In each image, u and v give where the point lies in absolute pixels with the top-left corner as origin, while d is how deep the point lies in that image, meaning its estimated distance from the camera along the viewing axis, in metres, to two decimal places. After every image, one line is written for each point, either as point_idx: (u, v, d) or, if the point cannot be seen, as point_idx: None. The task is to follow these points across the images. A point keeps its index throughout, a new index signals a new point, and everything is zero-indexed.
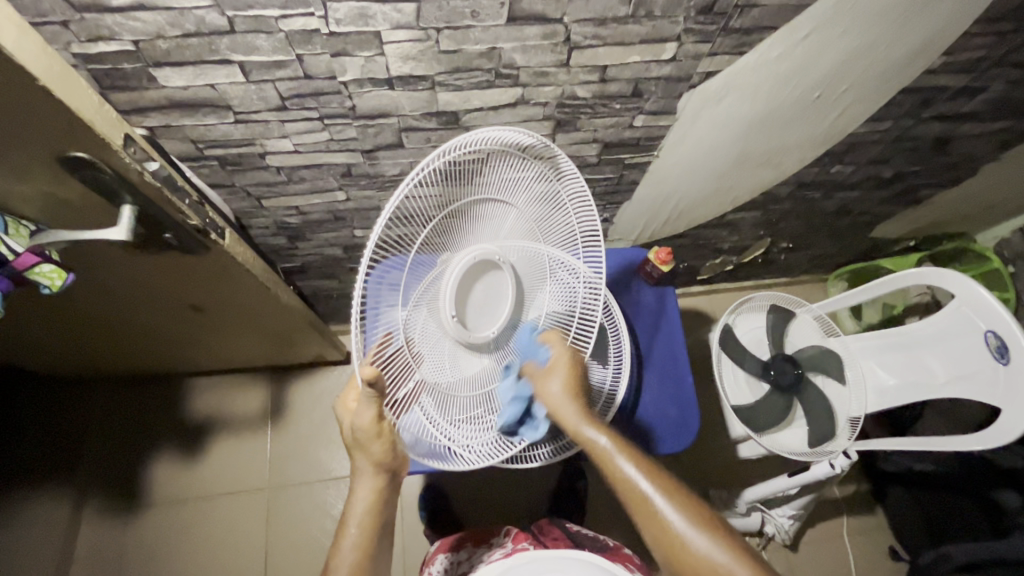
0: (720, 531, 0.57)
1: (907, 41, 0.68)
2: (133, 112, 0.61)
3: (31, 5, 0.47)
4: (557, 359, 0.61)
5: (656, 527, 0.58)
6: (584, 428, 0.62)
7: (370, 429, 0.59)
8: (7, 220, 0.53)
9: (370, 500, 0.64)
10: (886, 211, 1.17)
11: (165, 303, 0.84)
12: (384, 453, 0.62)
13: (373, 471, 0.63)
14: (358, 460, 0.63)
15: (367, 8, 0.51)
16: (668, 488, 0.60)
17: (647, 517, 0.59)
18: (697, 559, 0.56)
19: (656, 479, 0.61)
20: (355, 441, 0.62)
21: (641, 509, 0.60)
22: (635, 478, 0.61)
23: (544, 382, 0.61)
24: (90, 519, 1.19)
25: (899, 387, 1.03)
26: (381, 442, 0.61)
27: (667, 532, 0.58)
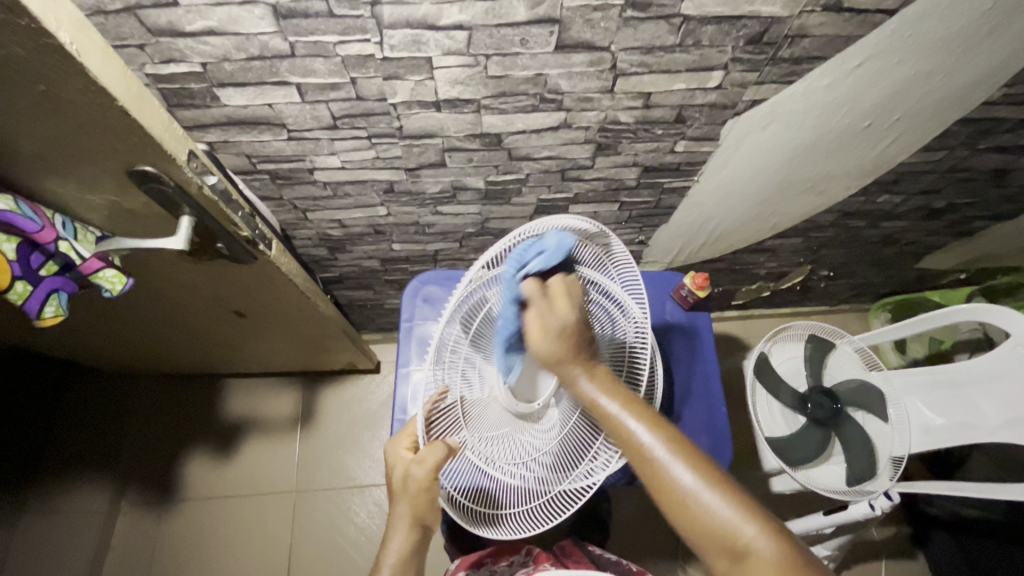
0: (745, 500, 0.48)
1: (966, 73, 0.66)
2: (196, 128, 0.65)
3: (113, 29, 0.51)
4: (554, 320, 0.54)
5: (662, 489, 0.49)
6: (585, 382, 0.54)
7: (423, 479, 0.58)
8: (77, 227, 0.58)
9: (402, 554, 0.58)
10: (936, 242, 1.13)
11: (210, 308, 0.87)
12: (425, 507, 0.59)
13: (410, 523, 0.59)
14: (397, 509, 0.59)
15: (421, 35, 0.53)
16: (679, 447, 0.51)
17: (655, 478, 0.50)
18: (710, 524, 0.47)
19: (664, 434, 0.51)
20: (402, 488, 0.60)
21: (646, 470, 0.51)
22: (638, 433, 0.51)
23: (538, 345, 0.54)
24: (126, 512, 1.23)
25: (946, 427, 0.97)
26: (428, 494, 0.59)
27: (678, 495, 0.48)
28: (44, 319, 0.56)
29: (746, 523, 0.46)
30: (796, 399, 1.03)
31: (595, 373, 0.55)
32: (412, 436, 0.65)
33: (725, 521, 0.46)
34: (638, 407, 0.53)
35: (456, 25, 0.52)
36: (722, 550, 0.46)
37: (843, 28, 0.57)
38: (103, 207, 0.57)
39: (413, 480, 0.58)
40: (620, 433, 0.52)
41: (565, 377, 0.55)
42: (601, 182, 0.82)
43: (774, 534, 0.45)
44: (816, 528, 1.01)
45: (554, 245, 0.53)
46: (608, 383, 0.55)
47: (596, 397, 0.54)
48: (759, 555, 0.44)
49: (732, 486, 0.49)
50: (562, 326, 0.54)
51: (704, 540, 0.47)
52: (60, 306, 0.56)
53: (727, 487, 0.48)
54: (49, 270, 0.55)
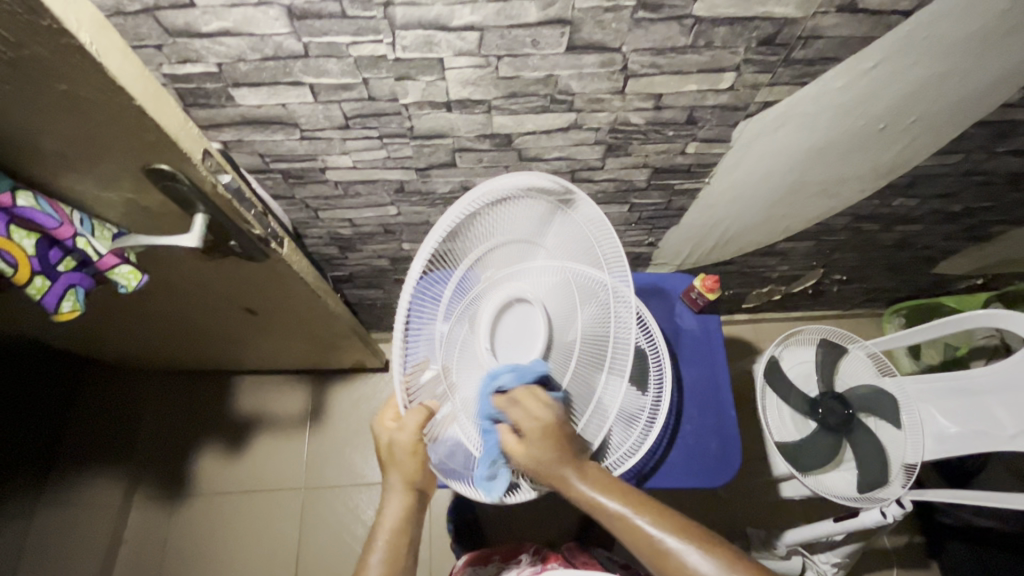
0: (736, 554, 0.52)
1: (984, 74, 0.64)
2: (211, 127, 0.66)
3: (132, 30, 0.52)
4: (533, 425, 0.56)
5: (660, 562, 0.53)
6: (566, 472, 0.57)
7: (410, 442, 0.60)
8: (94, 224, 0.59)
9: (398, 521, 0.61)
10: (952, 247, 1.11)
11: (222, 305, 0.88)
12: (418, 470, 0.62)
13: (405, 486, 0.62)
14: (390, 477, 0.62)
15: (433, 36, 0.53)
16: (667, 517, 0.55)
17: (652, 555, 0.53)
18: None
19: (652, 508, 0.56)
20: (391, 455, 0.61)
21: (644, 549, 0.54)
22: (626, 513, 0.55)
23: (518, 448, 0.57)
24: (137, 505, 1.25)
25: (961, 435, 0.95)
26: (419, 456, 0.61)
27: (677, 565, 0.52)
28: (63, 314, 0.58)
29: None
30: (807, 403, 1.02)
31: (576, 466, 0.58)
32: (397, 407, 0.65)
33: None
34: (625, 491, 0.57)
35: (468, 26, 0.52)
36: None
37: (858, 29, 0.56)
38: (120, 205, 0.58)
39: (401, 444, 0.59)
40: (613, 520, 0.56)
41: (553, 475, 0.57)
42: (611, 183, 0.82)
43: None
44: (825, 535, 1.00)
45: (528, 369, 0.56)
46: (592, 471, 0.58)
47: (584, 492, 0.57)
48: None
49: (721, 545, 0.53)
50: (543, 431, 0.56)
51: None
52: (77, 301, 0.57)
53: (718, 546, 0.53)
54: (67, 266, 0.56)
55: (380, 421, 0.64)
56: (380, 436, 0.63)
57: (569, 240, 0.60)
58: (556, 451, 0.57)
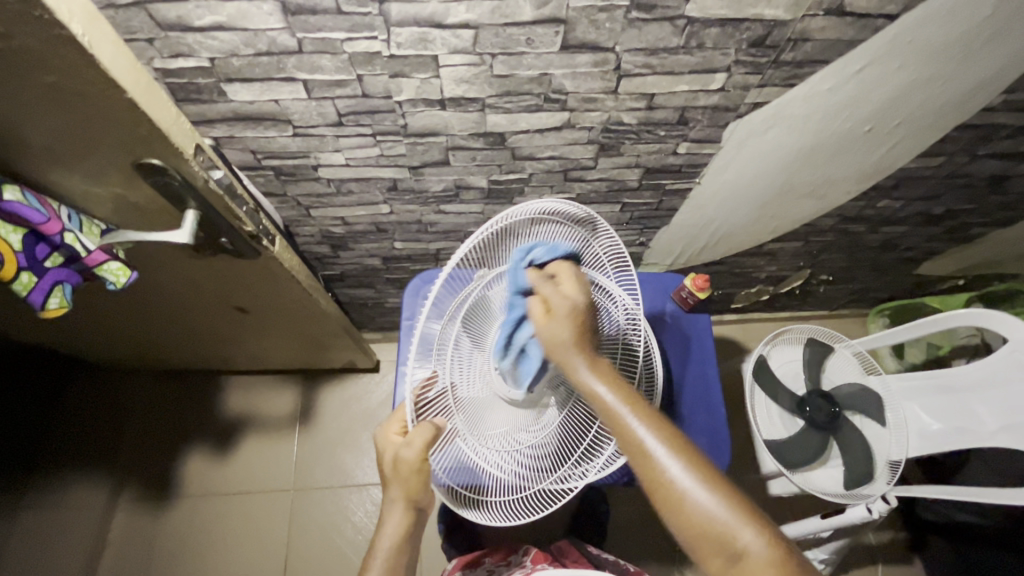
0: (741, 500, 0.48)
1: (966, 78, 0.66)
2: (202, 122, 0.65)
3: (123, 23, 0.51)
4: (565, 300, 0.55)
5: (658, 488, 0.49)
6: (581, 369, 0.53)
7: (413, 462, 0.59)
8: (82, 220, 0.58)
9: (396, 538, 0.61)
10: (935, 248, 1.14)
11: (212, 304, 0.87)
12: (419, 488, 0.61)
13: (405, 504, 0.61)
14: (391, 494, 0.61)
15: (428, 33, 0.53)
16: (679, 445, 0.50)
17: (652, 476, 0.49)
18: (706, 525, 0.47)
19: (664, 432, 0.51)
20: (393, 471, 0.61)
21: (647, 470, 0.50)
22: (636, 430, 0.51)
23: (544, 323, 0.54)
24: (122, 508, 1.23)
25: (943, 432, 0.98)
26: (420, 477, 0.60)
27: (675, 495, 0.48)
28: (49, 311, 0.57)
29: (737, 521, 0.46)
30: (795, 402, 1.04)
31: (591, 364, 0.54)
32: (402, 421, 0.65)
33: (719, 522, 0.46)
34: (642, 406, 0.52)
35: (463, 23, 0.52)
36: (717, 550, 0.46)
37: (845, 32, 0.57)
38: (109, 200, 0.57)
39: (403, 463, 0.59)
40: (620, 430, 0.51)
41: (567, 364, 0.53)
42: (603, 183, 0.82)
43: (770, 537, 0.46)
44: (812, 531, 1.01)
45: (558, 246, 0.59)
46: (609, 375, 0.54)
47: (599, 393, 0.53)
48: (753, 558, 0.45)
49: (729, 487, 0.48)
50: (573, 305, 0.55)
51: (695, 538, 0.47)
52: (65, 298, 0.56)
53: (725, 488, 0.48)
54: (54, 262, 0.55)
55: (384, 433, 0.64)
56: (383, 452, 0.63)
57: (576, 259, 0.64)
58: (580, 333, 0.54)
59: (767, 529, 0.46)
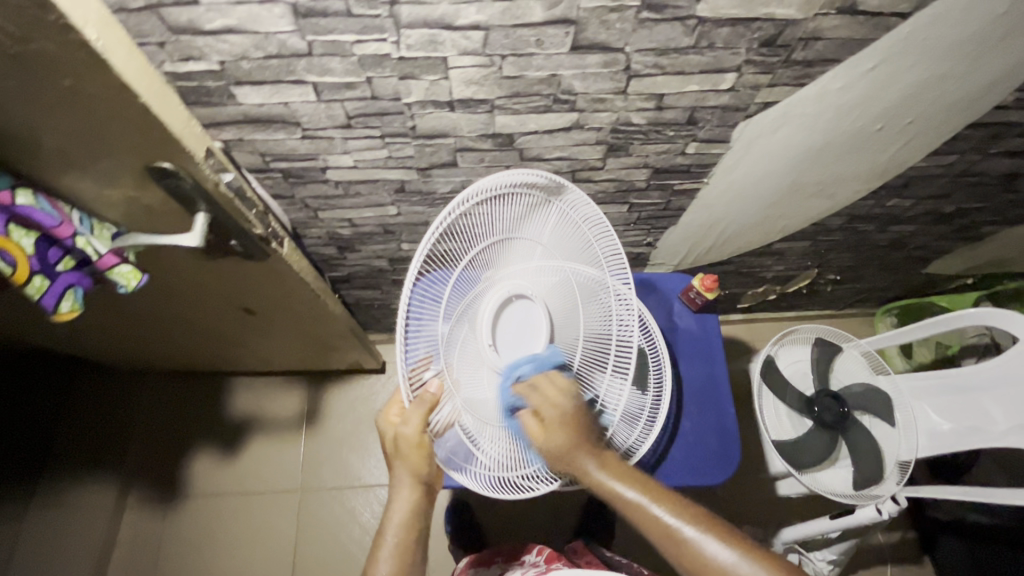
0: (778, 560, 0.53)
1: (978, 76, 0.66)
2: (211, 125, 0.65)
3: (134, 27, 0.51)
4: (554, 410, 0.58)
5: (701, 567, 0.54)
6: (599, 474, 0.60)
7: (412, 438, 0.59)
8: (93, 223, 0.58)
9: (405, 515, 0.62)
10: (944, 247, 1.13)
11: (220, 305, 0.87)
12: (422, 464, 0.61)
13: (411, 482, 0.61)
14: (397, 472, 0.62)
15: (438, 35, 0.53)
16: (703, 520, 0.57)
17: (686, 558, 0.55)
18: None
19: (690, 513, 0.57)
20: (397, 450, 0.61)
21: (686, 555, 0.55)
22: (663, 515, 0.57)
23: (546, 438, 0.59)
24: (131, 509, 1.23)
25: (954, 432, 0.97)
26: (421, 453, 0.60)
27: (715, 570, 0.54)
28: (61, 314, 0.56)
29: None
30: (802, 402, 1.03)
31: (607, 465, 0.61)
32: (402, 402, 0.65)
33: None
34: (662, 494, 0.59)
35: (474, 25, 0.52)
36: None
37: (857, 31, 0.57)
38: (120, 203, 0.57)
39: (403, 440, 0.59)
40: (649, 521, 0.57)
41: (582, 471, 0.60)
42: (611, 183, 0.82)
43: None
44: (821, 532, 1.01)
45: (546, 356, 0.59)
46: (622, 472, 0.61)
47: (618, 492, 0.59)
48: None
49: (761, 552, 0.54)
50: (565, 418, 0.58)
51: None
52: (76, 301, 0.56)
53: (757, 552, 0.54)
54: (67, 265, 0.55)
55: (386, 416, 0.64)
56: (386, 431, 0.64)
57: (567, 240, 0.62)
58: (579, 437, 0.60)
59: None
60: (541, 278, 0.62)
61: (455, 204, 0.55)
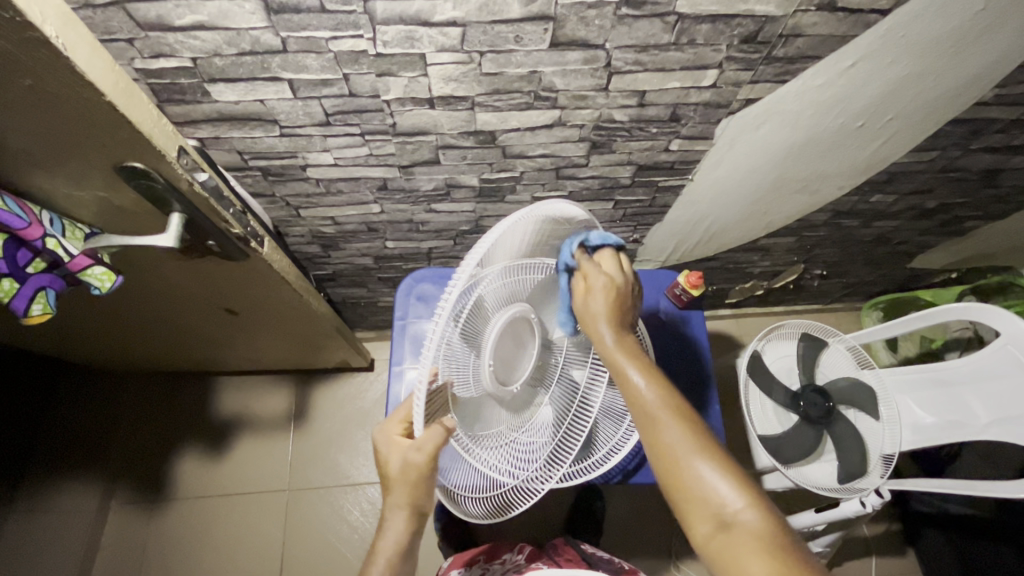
0: (740, 476, 0.49)
1: (959, 72, 0.66)
2: (187, 123, 0.64)
3: (101, 23, 0.50)
4: (600, 278, 0.60)
5: (661, 453, 0.51)
6: (607, 341, 0.58)
7: (420, 467, 0.55)
8: (65, 224, 0.57)
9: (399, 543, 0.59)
10: (928, 242, 1.14)
11: (201, 305, 0.86)
12: (422, 495, 0.58)
13: (407, 511, 0.58)
14: (395, 497, 0.58)
15: (414, 31, 0.52)
16: (688, 417, 0.52)
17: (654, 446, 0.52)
18: (704, 497, 0.48)
19: (672, 401, 0.53)
20: (398, 477, 0.58)
21: (652, 435, 0.52)
22: (645, 393, 0.54)
23: (585, 301, 0.60)
24: (116, 511, 1.22)
25: (937, 425, 0.99)
26: (425, 484, 0.57)
27: (675, 465, 0.50)
28: (32, 317, 0.56)
29: (736, 496, 0.47)
30: (789, 398, 1.03)
31: (616, 336, 0.58)
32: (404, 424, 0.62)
33: (714, 493, 0.48)
34: (658, 379, 0.55)
35: (450, 21, 0.52)
36: (708, 521, 0.48)
37: (836, 27, 0.57)
38: (93, 203, 0.56)
39: (410, 467, 0.55)
40: (632, 393, 0.55)
41: (595, 331, 0.59)
42: (595, 180, 0.82)
43: (768, 518, 0.46)
44: (807, 525, 1.02)
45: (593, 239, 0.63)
46: (629, 347, 0.58)
47: (616, 360, 0.57)
48: (744, 530, 0.46)
49: (729, 466, 0.49)
50: (609, 286, 0.60)
51: (688, 508, 0.49)
52: (48, 304, 0.55)
53: (726, 466, 0.49)
54: (37, 267, 0.54)
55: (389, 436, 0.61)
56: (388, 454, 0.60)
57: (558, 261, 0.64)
58: (618, 309, 0.60)
59: (766, 511, 0.47)
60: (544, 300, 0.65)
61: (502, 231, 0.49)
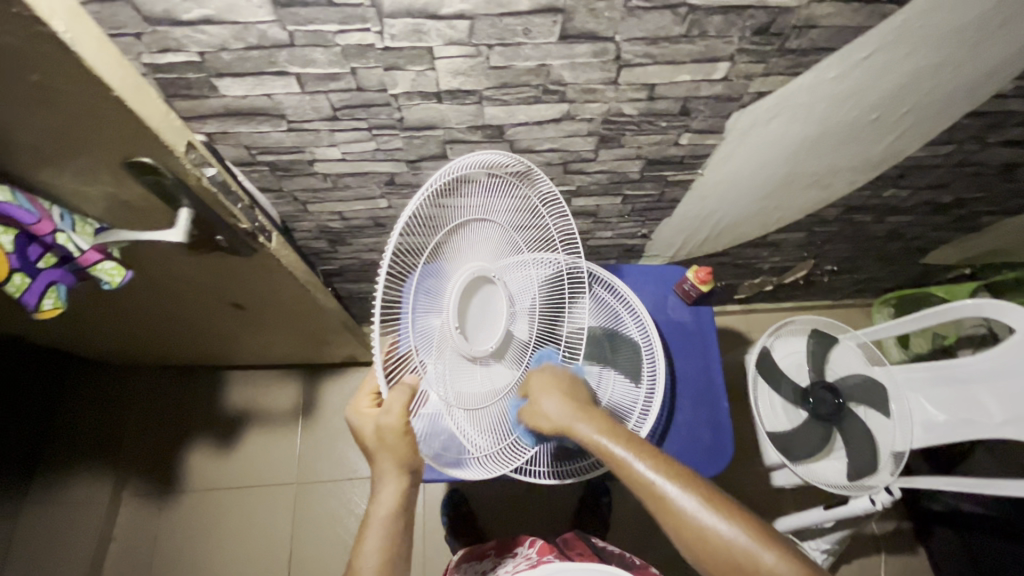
0: (754, 524, 0.53)
1: (976, 65, 0.64)
2: (194, 118, 0.64)
3: (109, 18, 0.50)
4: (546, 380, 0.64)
5: (679, 525, 0.54)
6: (586, 431, 0.60)
7: (396, 426, 0.56)
8: (75, 219, 0.57)
9: (393, 505, 0.58)
10: (942, 237, 1.12)
11: (209, 299, 0.87)
12: (407, 451, 0.58)
13: (396, 474, 0.58)
14: (380, 460, 0.58)
15: (422, 24, 0.52)
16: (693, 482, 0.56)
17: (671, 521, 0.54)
18: (733, 555, 0.51)
19: (672, 470, 0.56)
20: (379, 438, 0.58)
21: (664, 511, 0.54)
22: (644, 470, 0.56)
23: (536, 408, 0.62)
24: (128, 502, 1.24)
25: (948, 424, 0.97)
26: (407, 440, 0.57)
27: (698, 534, 0.53)
28: (44, 312, 0.56)
29: (761, 547, 0.51)
30: (798, 394, 1.03)
31: (596, 422, 0.60)
32: (374, 397, 0.63)
33: (741, 548, 0.51)
34: (653, 454, 0.58)
35: (458, 14, 0.51)
36: None
37: (852, 18, 0.55)
38: (102, 199, 0.56)
39: (385, 430, 0.56)
40: (630, 475, 0.57)
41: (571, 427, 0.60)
42: (604, 174, 0.81)
43: (795, 559, 0.50)
44: (815, 522, 1.01)
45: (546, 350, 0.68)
46: (611, 429, 0.60)
47: (606, 447, 0.58)
48: None
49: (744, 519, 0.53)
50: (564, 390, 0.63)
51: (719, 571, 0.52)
52: (59, 299, 0.56)
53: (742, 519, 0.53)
54: (48, 263, 0.54)
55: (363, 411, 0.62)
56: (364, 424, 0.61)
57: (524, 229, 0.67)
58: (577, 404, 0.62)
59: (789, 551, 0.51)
60: (506, 263, 0.64)
61: (429, 182, 0.53)
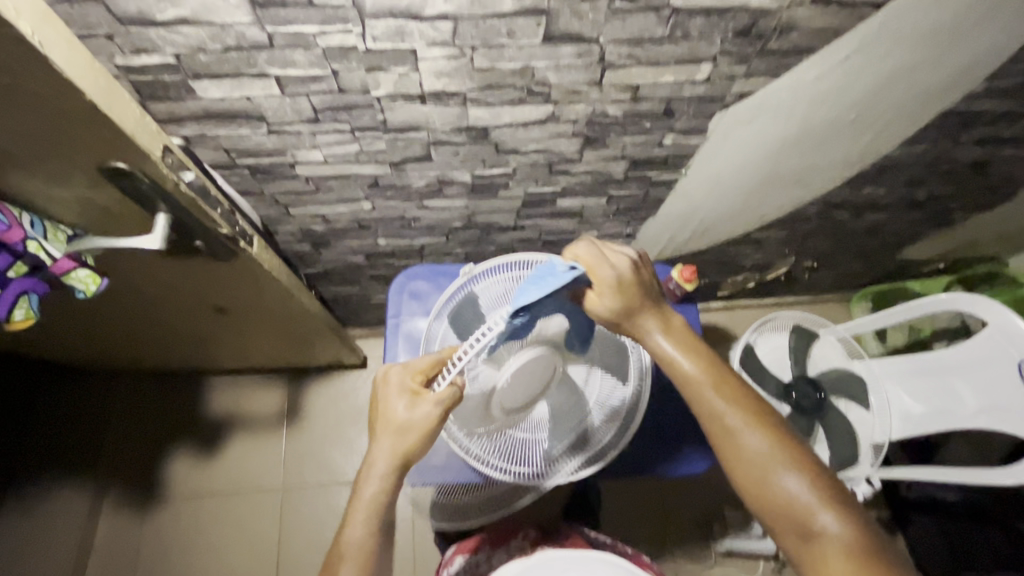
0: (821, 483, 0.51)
1: (950, 66, 0.66)
2: (171, 121, 0.62)
3: (79, 18, 0.48)
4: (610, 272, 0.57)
5: (736, 457, 0.53)
6: (650, 336, 0.58)
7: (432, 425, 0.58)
8: (46, 225, 0.55)
9: (381, 490, 0.58)
10: (917, 233, 1.15)
11: (190, 305, 0.85)
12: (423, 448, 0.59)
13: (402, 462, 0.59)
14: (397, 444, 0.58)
15: (404, 26, 0.51)
16: (811, 470, 0.52)
17: (776, 509, 0.51)
18: (792, 507, 0.51)
19: (740, 404, 0.54)
20: (409, 428, 0.58)
21: (728, 446, 0.53)
22: (713, 397, 0.54)
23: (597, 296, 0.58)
24: (107, 513, 1.21)
25: (925, 415, 0.99)
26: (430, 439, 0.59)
27: (770, 495, 0.51)
28: (14, 322, 0.54)
29: (821, 507, 0.50)
30: (781, 389, 1.04)
31: (669, 327, 0.58)
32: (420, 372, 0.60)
33: (804, 505, 0.50)
34: (741, 399, 0.55)
35: (441, 15, 0.51)
36: (797, 529, 0.51)
37: (832, 20, 0.56)
38: (75, 204, 0.54)
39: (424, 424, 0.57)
40: (700, 399, 0.55)
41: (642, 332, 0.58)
42: (589, 175, 0.81)
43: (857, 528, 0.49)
44: None
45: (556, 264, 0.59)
46: (684, 342, 0.58)
47: (679, 362, 0.56)
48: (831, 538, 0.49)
49: (865, 532, 0.50)
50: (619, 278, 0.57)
51: (771, 517, 0.52)
52: (30, 309, 0.54)
53: (864, 534, 0.49)
54: (19, 271, 0.52)
55: (400, 383, 0.60)
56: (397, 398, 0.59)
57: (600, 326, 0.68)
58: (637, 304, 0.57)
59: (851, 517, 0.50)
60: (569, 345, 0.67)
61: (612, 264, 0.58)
